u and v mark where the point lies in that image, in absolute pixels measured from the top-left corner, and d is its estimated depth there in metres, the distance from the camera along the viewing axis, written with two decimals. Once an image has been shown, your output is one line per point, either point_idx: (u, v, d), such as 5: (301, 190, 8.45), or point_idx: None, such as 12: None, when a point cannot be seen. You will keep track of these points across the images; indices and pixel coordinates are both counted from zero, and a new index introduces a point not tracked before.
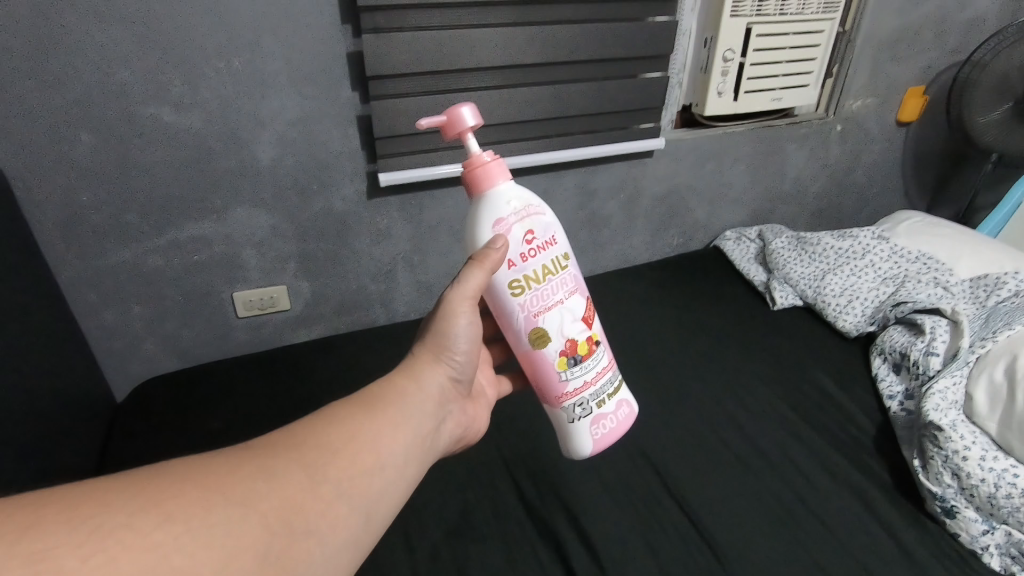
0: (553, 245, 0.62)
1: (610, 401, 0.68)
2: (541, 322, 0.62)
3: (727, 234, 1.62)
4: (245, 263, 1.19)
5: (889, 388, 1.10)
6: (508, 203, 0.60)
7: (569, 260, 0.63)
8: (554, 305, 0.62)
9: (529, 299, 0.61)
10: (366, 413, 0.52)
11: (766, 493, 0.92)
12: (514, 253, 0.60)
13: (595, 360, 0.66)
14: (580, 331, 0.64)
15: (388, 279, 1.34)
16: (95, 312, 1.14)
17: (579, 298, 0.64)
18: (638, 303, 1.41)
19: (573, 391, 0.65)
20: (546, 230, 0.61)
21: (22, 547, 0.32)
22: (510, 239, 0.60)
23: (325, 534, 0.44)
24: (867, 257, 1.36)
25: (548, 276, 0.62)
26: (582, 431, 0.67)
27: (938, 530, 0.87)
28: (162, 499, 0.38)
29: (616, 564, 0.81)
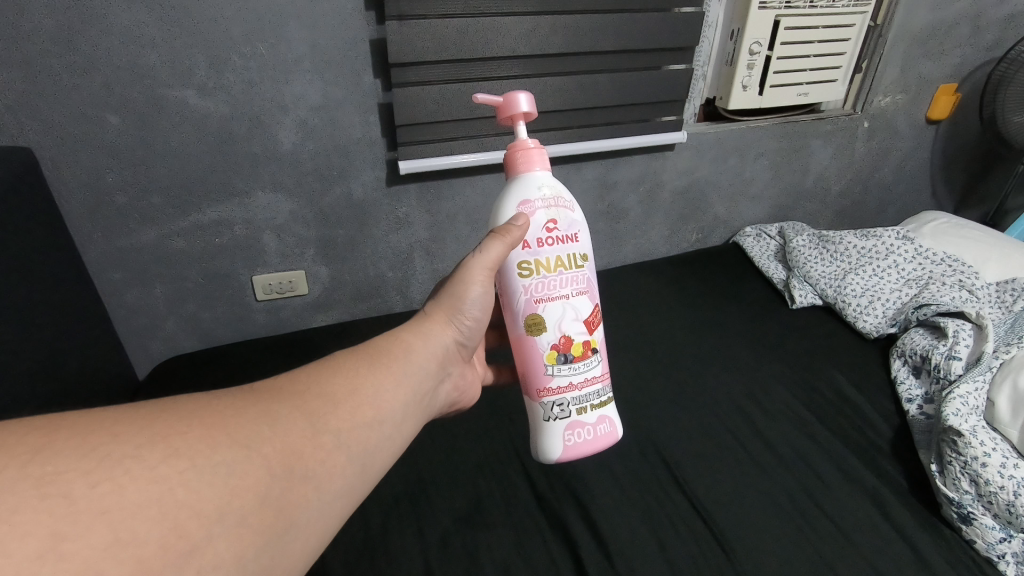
0: (573, 242, 0.63)
1: (592, 412, 0.65)
2: (541, 309, 0.62)
3: (747, 230, 1.60)
4: (265, 246, 1.21)
5: (908, 391, 1.08)
6: (539, 190, 0.62)
7: (586, 261, 0.64)
8: (557, 298, 0.62)
9: (535, 286, 0.62)
10: (369, 369, 0.52)
11: (779, 492, 0.91)
12: (531, 236, 0.61)
13: (586, 365, 0.64)
14: (578, 331, 0.63)
15: (405, 266, 1.35)
16: (119, 291, 1.17)
17: (586, 300, 0.63)
18: (654, 297, 1.40)
19: (555, 389, 0.63)
20: (571, 226, 0.63)
21: (33, 469, 0.31)
22: (533, 221, 0.61)
23: (322, 482, 0.42)
24: (890, 257, 1.34)
25: (560, 269, 0.62)
26: (556, 433, 0.64)
27: (953, 536, 0.85)
28: (168, 433, 0.36)
29: (625, 557, 0.81)
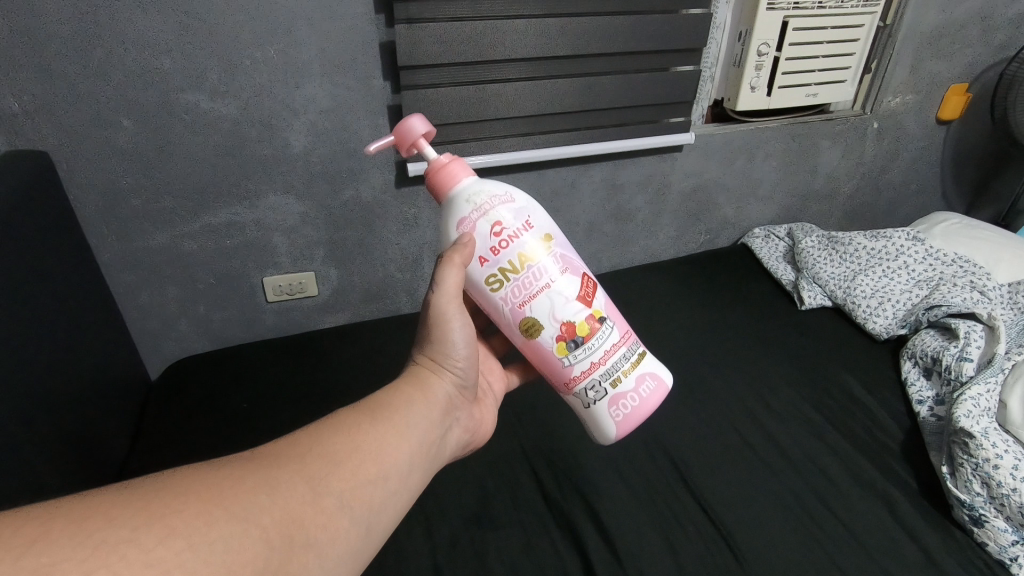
0: (529, 230, 0.61)
1: (627, 378, 0.65)
2: (528, 311, 0.61)
3: (756, 232, 1.60)
4: (276, 248, 1.22)
5: (919, 392, 1.07)
6: (468, 201, 0.61)
7: (551, 241, 0.62)
8: (539, 292, 0.61)
9: (512, 291, 0.61)
10: (370, 423, 0.53)
11: (786, 493, 0.92)
12: (484, 249, 0.60)
13: (599, 338, 0.63)
14: (575, 312, 0.62)
15: (413, 268, 1.36)
16: (133, 293, 1.18)
17: (571, 277, 0.62)
18: (662, 298, 1.40)
19: (581, 375, 0.64)
20: (517, 217, 0.61)
21: (27, 560, 0.31)
22: (477, 234, 0.60)
23: (325, 548, 0.43)
24: (901, 258, 1.33)
25: (527, 264, 0.60)
26: (602, 413, 0.66)
27: (965, 538, 0.85)
28: (165, 512, 0.36)
29: (634, 559, 0.82)
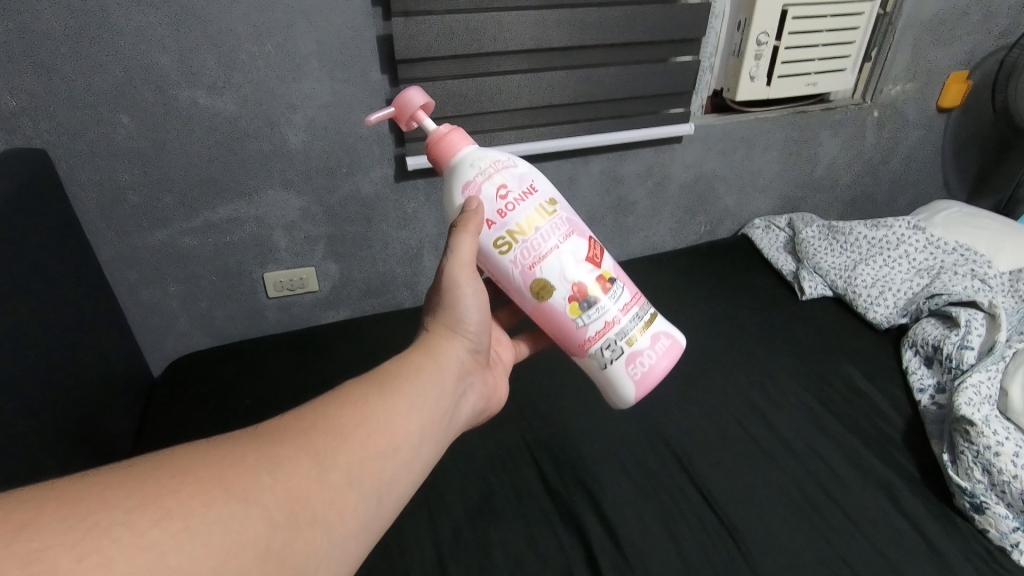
0: (534, 193, 0.62)
1: (642, 336, 0.66)
2: (539, 273, 0.61)
3: (756, 222, 1.60)
4: (276, 244, 1.22)
5: (920, 381, 1.08)
6: (473, 167, 0.62)
7: (557, 205, 0.63)
8: (549, 252, 0.61)
9: (522, 251, 0.61)
10: (380, 394, 0.52)
11: (787, 481, 0.92)
12: (491, 212, 0.61)
13: (611, 297, 0.64)
14: (585, 271, 0.63)
15: (413, 262, 1.36)
16: (134, 290, 1.19)
17: (578, 239, 0.63)
18: (663, 289, 1.40)
19: (595, 334, 0.64)
20: (521, 182, 0.61)
21: (18, 546, 0.31)
22: (484, 198, 0.61)
23: (332, 522, 0.43)
24: (901, 247, 1.32)
25: (535, 224, 0.61)
26: (620, 373, 0.66)
27: (966, 525, 0.85)
28: (160, 494, 0.37)
29: (636, 550, 0.82)
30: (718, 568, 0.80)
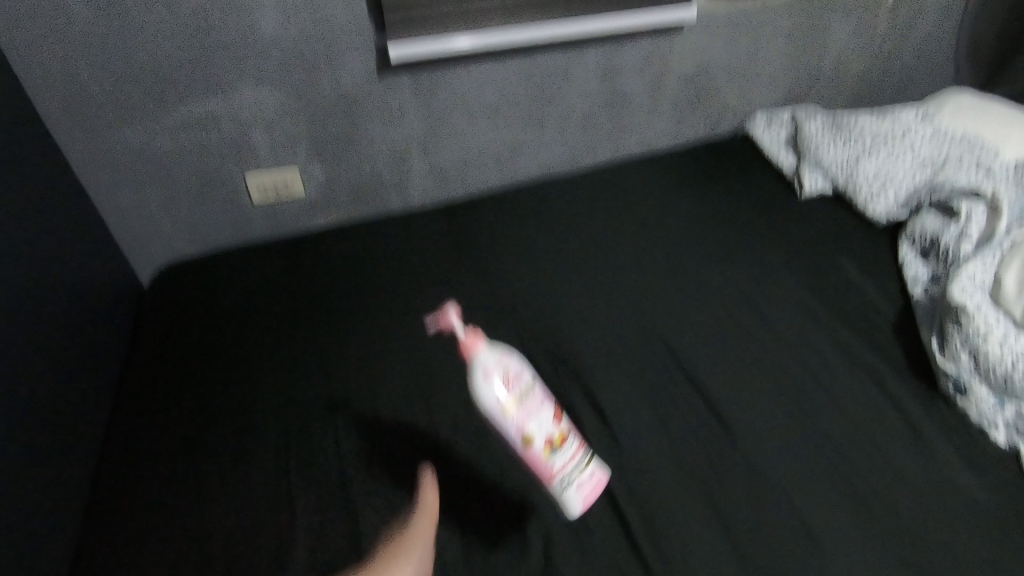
0: (524, 383, 0.68)
1: (587, 468, 0.71)
2: (528, 427, 0.66)
3: (758, 117, 1.51)
4: (255, 145, 1.17)
5: (914, 272, 1.08)
6: (486, 358, 0.68)
7: (535, 386, 0.69)
8: (534, 416, 0.67)
9: (514, 412, 0.66)
10: None
11: (776, 370, 0.94)
12: (492, 366, 0.67)
13: (569, 448, 0.69)
14: (551, 428, 0.68)
15: (402, 164, 1.31)
16: (112, 197, 1.15)
17: (547, 408, 0.68)
18: (661, 189, 1.36)
19: (558, 471, 0.69)
20: (516, 373, 0.68)
21: None
22: (493, 374, 0.67)
23: None
24: (907, 139, 1.26)
25: (524, 400, 0.67)
26: (570, 497, 0.71)
27: (949, 408, 0.88)
28: None
29: (629, 436, 0.85)
30: (708, 451, 0.83)
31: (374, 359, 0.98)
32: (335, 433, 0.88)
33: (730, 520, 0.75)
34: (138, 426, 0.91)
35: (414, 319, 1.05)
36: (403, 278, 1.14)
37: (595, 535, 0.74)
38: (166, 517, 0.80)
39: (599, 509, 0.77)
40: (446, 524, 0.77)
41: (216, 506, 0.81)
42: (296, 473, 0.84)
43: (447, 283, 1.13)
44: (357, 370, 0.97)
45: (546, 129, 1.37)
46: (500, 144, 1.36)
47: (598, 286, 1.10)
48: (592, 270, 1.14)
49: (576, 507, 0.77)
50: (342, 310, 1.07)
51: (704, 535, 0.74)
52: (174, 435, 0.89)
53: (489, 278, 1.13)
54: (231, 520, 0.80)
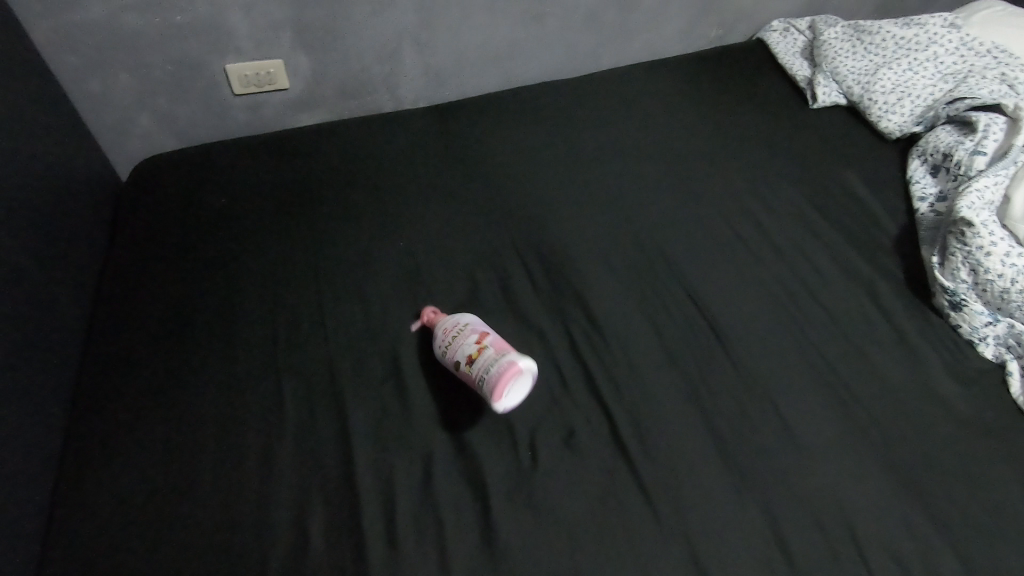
0: (461, 328, 0.79)
1: (495, 362, 0.71)
2: (455, 356, 0.77)
3: (775, 24, 1.45)
4: (235, 29, 1.08)
5: (921, 190, 1.05)
6: (435, 337, 0.81)
7: (469, 322, 0.79)
8: (458, 345, 0.77)
9: (446, 346, 0.78)
10: None
11: (771, 281, 0.93)
12: (438, 336, 0.80)
13: (484, 354, 0.74)
14: (470, 345, 0.76)
15: (393, 59, 1.22)
16: (80, 78, 1.05)
17: (472, 333, 0.77)
18: (666, 95, 1.29)
19: (476, 374, 0.73)
20: (455, 323, 0.80)
21: None
22: (437, 341, 0.80)
23: None
24: (931, 49, 1.21)
25: (455, 336, 0.78)
26: (487, 393, 0.71)
27: (941, 324, 0.88)
28: None
29: (619, 340, 0.84)
30: (697, 355, 0.83)
31: (362, 258, 0.96)
32: (324, 327, 0.86)
33: (715, 420, 0.76)
34: (124, 312, 0.88)
35: (404, 220, 1.02)
36: (393, 178, 1.10)
37: (581, 431, 0.75)
38: (154, 406, 0.78)
39: (587, 407, 0.77)
40: (434, 417, 0.77)
41: (204, 392, 0.79)
42: (286, 363, 0.82)
43: (438, 185, 1.09)
44: (346, 268, 0.94)
45: (548, 26, 1.29)
46: (498, 41, 1.27)
47: (595, 192, 1.07)
48: (589, 177, 1.10)
49: (563, 404, 0.77)
50: (331, 209, 1.03)
51: (689, 433, 0.75)
52: (163, 322, 0.87)
53: (483, 181, 1.09)
54: (221, 406, 0.77)
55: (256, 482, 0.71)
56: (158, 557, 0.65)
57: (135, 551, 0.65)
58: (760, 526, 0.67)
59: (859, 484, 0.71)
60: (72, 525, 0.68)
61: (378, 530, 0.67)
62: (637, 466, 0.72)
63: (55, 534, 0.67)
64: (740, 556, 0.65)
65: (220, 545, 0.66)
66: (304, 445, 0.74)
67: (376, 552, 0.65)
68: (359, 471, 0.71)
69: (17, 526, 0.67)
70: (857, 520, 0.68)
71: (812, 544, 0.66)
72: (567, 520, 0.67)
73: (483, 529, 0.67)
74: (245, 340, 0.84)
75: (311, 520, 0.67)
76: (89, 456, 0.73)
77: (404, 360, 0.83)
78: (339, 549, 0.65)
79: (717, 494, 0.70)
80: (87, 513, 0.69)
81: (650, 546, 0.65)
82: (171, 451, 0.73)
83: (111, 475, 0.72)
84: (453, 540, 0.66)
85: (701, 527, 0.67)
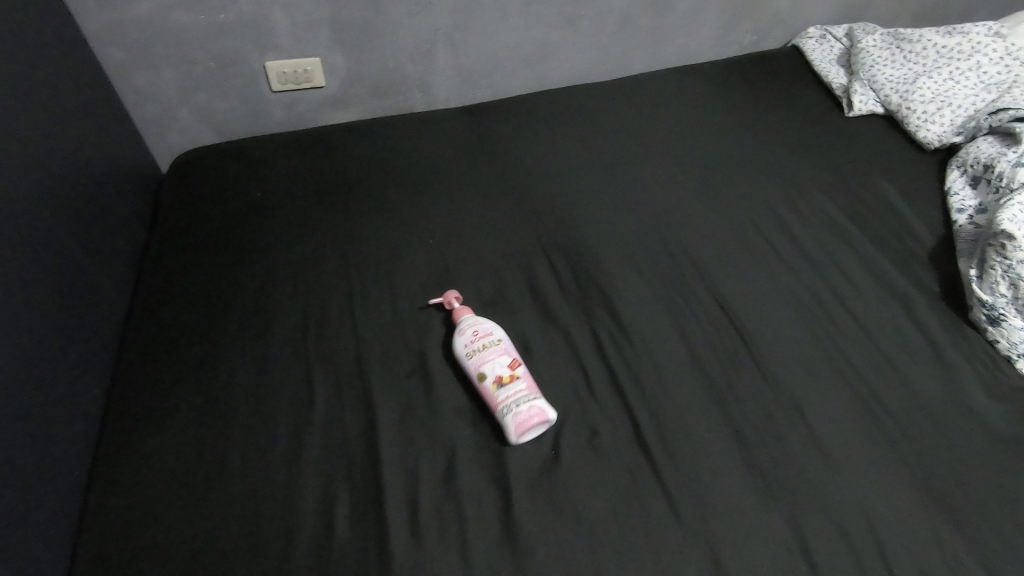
0: (492, 343, 0.80)
1: (526, 403, 0.73)
2: (481, 368, 0.78)
3: (811, 31, 1.43)
4: (275, 26, 1.11)
5: (960, 202, 1.02)
6: (461, 336, 0.82)
7: (502, 342, 0.81)
8: (488, 360, 0.78)
9: (475, 357, 0.79)
10: None
11: (801, 289, 0.92)
12: (465, 340, 0.81)
13: (515, 385, 0.75)
14: (502, 366, 0.77)
15: (426, 59, 1.24)
16: (126, 71, 1.08)
17: (505, 355, 0.79)
18: (697, 100, 1.29)
19: (502, 399, 0.75)
20: (487, 335, 0.81)
21: None
22: (462, 343, 0.81)
23: None
24: (973, 58, 1.19)
25: (487, 349, 0.79)
26: (508, 423, 0.73)
27: (977, 338, 0.86)
28: None
29: (644, 342, 0.84)
30: (723, 361, 0.82)
31: (392, 253, 0.97)
32: (352, 319, 0.88)
33: (741, 426, 0.75)
34: (160, 299, 0.91)
35: (433, 217, 1.03)
36: (424, 176, 1.11)
37: (604, 431, 0.75)
38: (187, 390, 0.80)
39: (610, 407, 0.77)
40: (458, 412, 0.77)
41: (235, 379, 0.81)
42: (315, 353, 0.84)
43: (468, 184, 1.10)
44: (375, 263, 0.96)
45: (582, 29, 1.29)
46: (530, 43, 1.28)
47: (624, 195, 1.07)
48: (618, 179, 1.10)
49: (587, 404, 0.78)
50: (362, 205, 1.05)
51: (714, 437, 0.74)
52: (197, 310, 0.89)
53: (512, 181, 1.10)
54: (250, 393, 0.79)
55: (282, 469, 0.72)
56: (187, 538, 0.67)
57: (165, 531, 0.67)
58: (784, 535, 0.66)
59: (887, 497, 0.70)
60: (106, 504, 0.70)
61: (401, 520, 0.68)
62: (659, 468, 0.71)
63: (90, 512, 0.69)
64: (763, 564, 0.64)
65: (247, 528, 0.67)
66: (330, 434, 0.75)
67: (398, 541, 0.66)
68: (383, 461, 0.72)
69: (54, 503, 0.69)
70: (884, 533, 0.67)
71: (837, 556, 0.65)
72: (588, 519, 0.67)
73: (504, 524, 0.67)
74: (276, 330, 0.86)
75: (335, 508, 0.69)
76: (124, 437, 0.76)
77: (430, 355, 0.84)
78: (362, 536, 0.66)
79: (740, 500, 0.69)
80: (121, 493, 0.71)
81: (672, 550, 0.65)
82: (201, 435, 0.75)
83: (144, 457, 0.74)
84: (474, 533, 0.67)
85: (723, 533, 0.66)
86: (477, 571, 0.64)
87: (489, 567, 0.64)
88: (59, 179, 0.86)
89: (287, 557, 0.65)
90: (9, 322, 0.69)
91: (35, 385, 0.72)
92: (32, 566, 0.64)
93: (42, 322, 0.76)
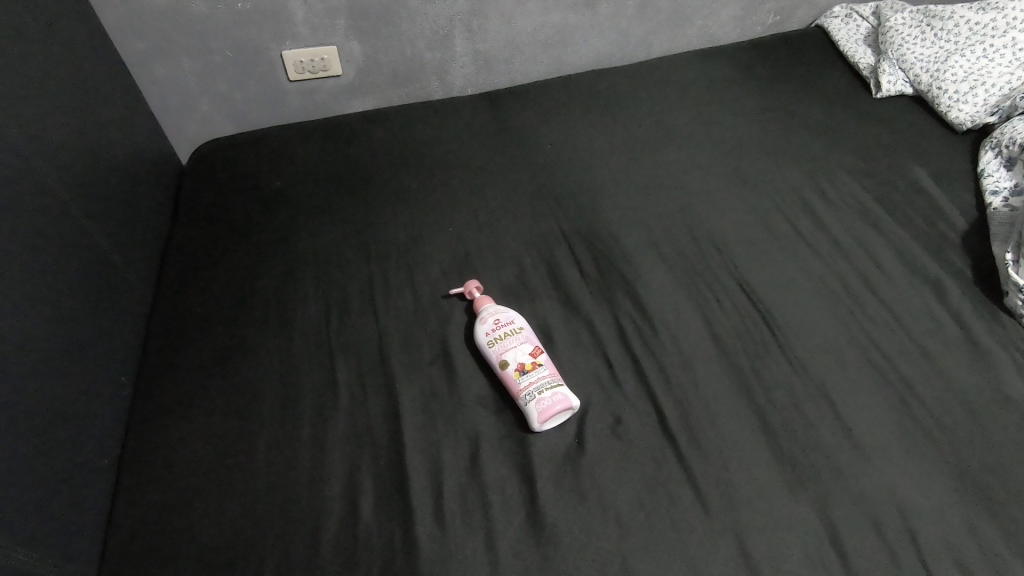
0: (514, 330, 0.80)
1: (549, 391, 0.73)
2: (503, 356, 0.77)
3: (835, 11, 1.39)
4: (292, 15, 1.10)
5: (994, 183, 1.00)
6: (485, 323, 0.81)
7: (524, 330, 0.81)
8: (511, 348, 0.78)
9: (497, 345, 0.78)
10: None
11: (829, 275, 0.90)
12: (487, 328, 0.81)
13: (538, 373, 0.75)
14: (525, 355, 0.77)
15: (444, 45, 1.23)
16: (146, 63, 1.09)
17: (527, 344, 0.79)
18: (719, 83, 1.26)
19: (524, 387, 0.74)
20: (509, 322, 0.81)
21: None
22: (483, 331, 0.81)
23: None
24: (1009, 34, 1.15)
25: (509, 337, 0.79)
26: (531, 410, 0.72)
27: (1012, 324, 0.84)
28: None
29: (669, 330, 0.83)
30: (749, 348, 0.81)
31: (413, 242, 0.97)
32: (374, 308, 0.88)
33: (768, 413, 0.74)
34: (181, 290, 0.92)
35: (453, 205, 1.03)
36: (443, 164, 1.11)
37: (628, 418, 0.74)
38: (214, 381, 0.80)
39: (634, 395, 0.76)
40: (481, 400, 0.77)
41: (257, 369, 0.81)
42: (337, 342, 0.84)
43: (487, 171, 1.09)
44: (396, 251, 0.96)
45: (600, 11, 1.27)
46: (548, 27, 1.26)
47: (647, 181, 1.05)
48: (639, 165, 1.08)
49: (612, 392, 0.77)
50: (381, 194, 1.05)
51: (740, 425, 0.73)
52: (219, 302, 0.90)
53: (531, 167, 1.09)
54: (273, 383, 0.80)
55: (307, 458, 0.72)
56: (215, 527, 0.67)
57: (196, 519, 0.68)
58: (815, 526, 0.65)
59: (921, 488, 0.68)
60: (137, 492, 0.71)
61: (426, 508, 0.68)
62: (685, 457, 0.71)
63: (119, 504, 0.70)
64: (792, 553, 0.63)
65: (273, 517, 0.68)
66: (354, 422, 0.75)
67: (424, 528, 0.66)
68: (407, 449, 0.72)
69: (83, 493, 0.70)
70: (918, 523, 0.65)
71: (869, 545, 0.64)
72: (614, 507, 0.67)
73: (530, 511, 0.67)
74: (299, 319, 0.87)
75: (361, 495, 0.69)
76: (151, 428, 0.76)
77: (453, 343, 0.84)
78: (388, 522, 0.67)
79: (768, 489, 0.68)
80: (149, 483, 0.72)
81: (699, 538, 0.65)
82: (228, 426, 0.76)
83: (170, 449, 0.74)
84: (500, 520, 0.67)
85: (752, 522, 0.66)
86: (504, 557, 0.64)
87: (515, 553, 0.64)
88: (83, 173, 0.87)
89: (315, 543, 0.66)
90: (33, 314, 0.70)
91: (60, 376, 0.73)
92: (62, 555, 0.65)
93: (64, 314, 0.76)
